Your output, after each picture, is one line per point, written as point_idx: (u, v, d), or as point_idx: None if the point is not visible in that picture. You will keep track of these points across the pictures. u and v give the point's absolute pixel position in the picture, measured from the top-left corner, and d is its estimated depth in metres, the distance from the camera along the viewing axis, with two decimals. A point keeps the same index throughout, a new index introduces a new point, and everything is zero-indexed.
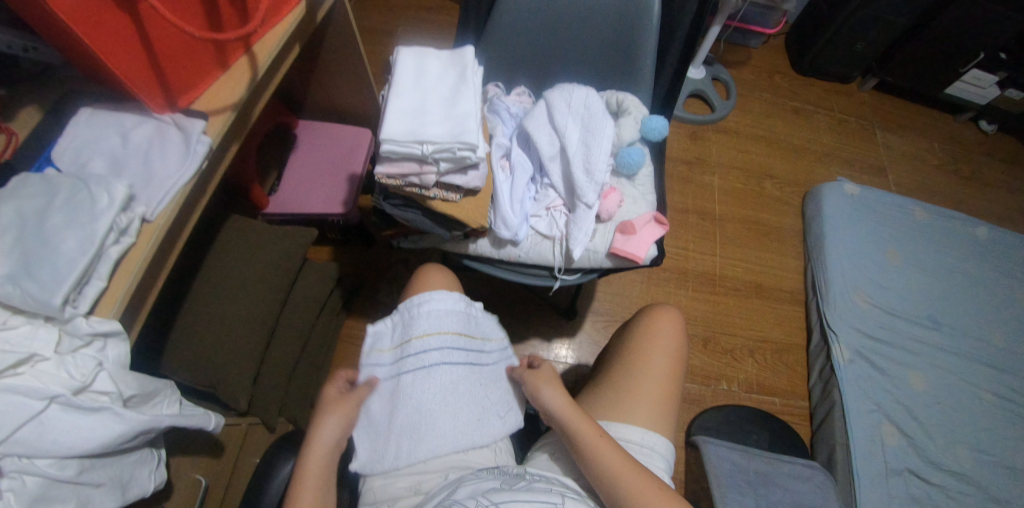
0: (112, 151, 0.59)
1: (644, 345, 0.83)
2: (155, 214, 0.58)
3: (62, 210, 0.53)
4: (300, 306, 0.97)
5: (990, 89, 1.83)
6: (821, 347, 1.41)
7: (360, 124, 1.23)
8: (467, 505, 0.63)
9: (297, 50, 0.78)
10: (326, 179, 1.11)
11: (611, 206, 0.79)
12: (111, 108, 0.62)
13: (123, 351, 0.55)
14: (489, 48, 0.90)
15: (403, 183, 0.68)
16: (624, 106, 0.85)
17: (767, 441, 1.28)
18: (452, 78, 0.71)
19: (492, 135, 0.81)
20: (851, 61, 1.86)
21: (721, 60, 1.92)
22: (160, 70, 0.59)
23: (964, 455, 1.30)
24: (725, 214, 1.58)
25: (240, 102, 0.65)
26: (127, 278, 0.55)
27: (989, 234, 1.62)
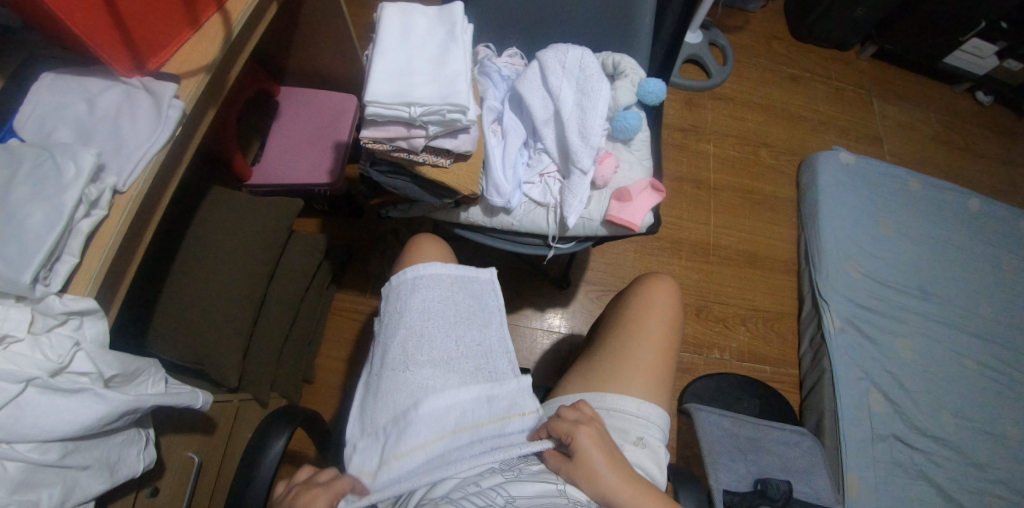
0: (78, 117, 0.55)
1: (640, 316, 0.82)
2: (128, 185, 0.54)
3: (26, 183, 0.49)
4: (288, 279, 0.94)
5: (989, 60, 1.79)
6: (812, 316, 1.42)
7: (345, 88, 1.18)
8: (459, 490, 0.62)
9: (274, 7, 0.73)
10: (310, 147, 1.07)
11: (606, 172, 0.77)
12: (75, 72, 0.58)
13: (101, 329, 0.53)
14: (479, 7, 0.86)
15: (390, 147, 0.65)
16: (621, 68, 0.82)
17: (758, 408, 1.30)
18: (440, 36, 0.67)
19: (483, 98, 0.77)
20: (851, 28, 1.81)
21: (718, 22, 1.86)
22: (126, 28, 0.54)
23: (948, 420, 1.33)
24: (720, 182, 1.55)
25: (215, 63, 0.61)
26: (101, 254, 0.52)
27: (982, 203, 1.62)
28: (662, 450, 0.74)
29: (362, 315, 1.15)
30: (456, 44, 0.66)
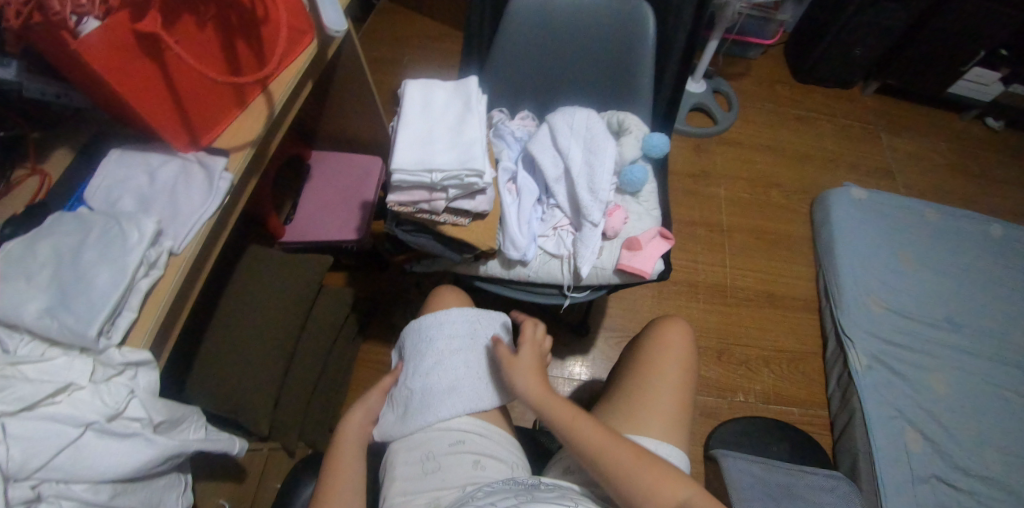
0: (140, 189, 0.63)
1: (656, 357, 0.84)
2: (182, 247, 0.61)
3: (96, 247, 0.56)
4: (317, 331, 0.99)
5: (993, 86, 1.86)
6: (838, 354, 1.40)
7: (371, 151, 1.28)
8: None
9: (309, 85, 0.82)
10: (339, 207, 1.15)
11: (617, 223, 0.81)
12: (140, 148, 0.66)
13: (154, 378, 0.59)
14: (490, 75, 0.94)
15: (414, 209, 0.70)
16: (625, 125, 0.88)
17: (788, 452, 1.26)
18: (458, 108, 0.74)
19: (498, 160, 0.84)
20: (852, 67, 1.88)
21: (721, 72, 1.94)
22: (184, 110, 0.62)
23: (993, 459, 1.28)
24: (733, 224, 1.58)
25: (258, 138, 0.69)
26: (156, 309, 0.59)
27: (1004, 232, 1.63)
28: None
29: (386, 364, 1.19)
30: (473, 115, 0.73)
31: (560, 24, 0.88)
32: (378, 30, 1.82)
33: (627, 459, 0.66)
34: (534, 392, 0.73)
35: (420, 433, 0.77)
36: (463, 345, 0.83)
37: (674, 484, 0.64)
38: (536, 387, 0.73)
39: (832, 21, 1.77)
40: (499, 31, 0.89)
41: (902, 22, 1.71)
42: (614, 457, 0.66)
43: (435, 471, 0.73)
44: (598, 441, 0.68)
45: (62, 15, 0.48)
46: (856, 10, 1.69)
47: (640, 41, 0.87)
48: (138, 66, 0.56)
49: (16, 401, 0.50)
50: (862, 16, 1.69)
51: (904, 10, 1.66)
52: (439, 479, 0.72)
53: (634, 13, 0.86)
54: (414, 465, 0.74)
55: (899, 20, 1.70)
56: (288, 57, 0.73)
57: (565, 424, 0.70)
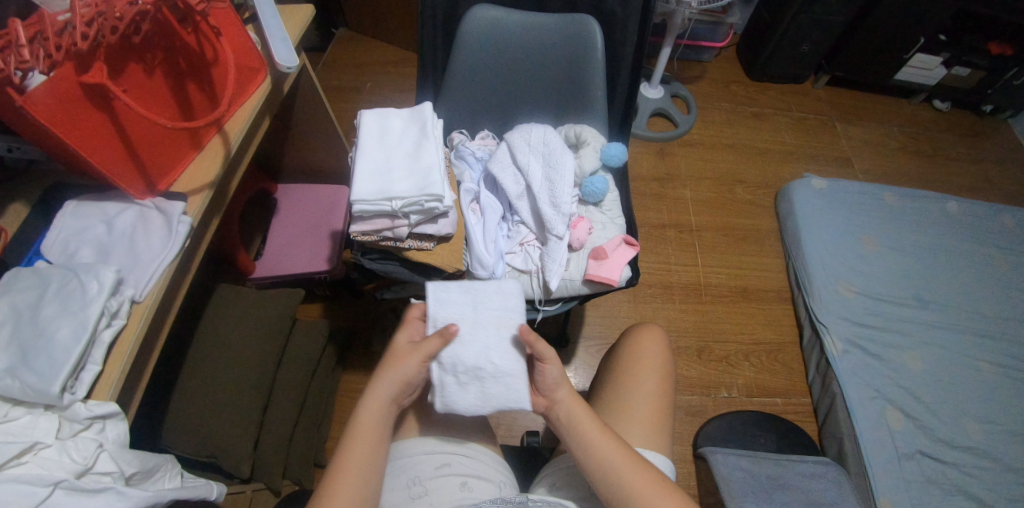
0: (98, 238, 0.62)
1: (631, 366, 0.85)
2: (144, 295, 0.60)
3: (54, 301, 0.55)
4: (295, 365, 0.98)
5: (937, 70, 1.94)
6: (814, 341, 1.43)
7: (337, 180, 1.28)
8: None
9: (267, 120, 0.83)
10: (309, 238, 1.15)
11: (581, 234, 0.83)
12: (96, 197, 0.65)
13: (123, 430, 0.58)
14: (447, 99, 0.96)
15: (377, 237, 0.71)
16: (583, 138, 0.90)
17: (774, 442, 1.28)
18: (414, 133, 0.76)
19: (460, 182, 0.85)
20: (801, 62, 1.95)
21: (678, 76, 2.00)
22: (138, 157, 0.62)
23: (972, 427, 1.32)
24: (702, 224, 1.62)
25: (217, 179, 0.69)
26: (121, 360, 0.58)
27: (959, 207, 1.70)
28: None
29: None
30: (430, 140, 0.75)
31: (511, 45, 0.91)
32: (338, 60, 1.83)
33: (640, 483, 0.66)
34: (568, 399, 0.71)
35: (403, 459, 0.77)
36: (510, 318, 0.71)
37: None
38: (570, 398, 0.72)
39: (778, 21, 1.84)
40: (454, 56, 0.91)
41: (843, 17, 1.79)
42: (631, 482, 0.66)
43: (422, 496, 0.72)
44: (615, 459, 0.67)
45: (6, 72, 0.48)
46: (800, 8, 1.76)
47: (590, 54, 0.90)
48: (88, 117, 0.56)
49: None
50: (805, 13, 1.77)
51: (844, 6, 1.74)
52: (427, 504, 0.72)
53: (581, 29, 0.89)
54: (400, 491, 0.74)
55: (840, 15, 1.77)
56: (241, 97, 0.73)
57: (586, 437, 0.69)
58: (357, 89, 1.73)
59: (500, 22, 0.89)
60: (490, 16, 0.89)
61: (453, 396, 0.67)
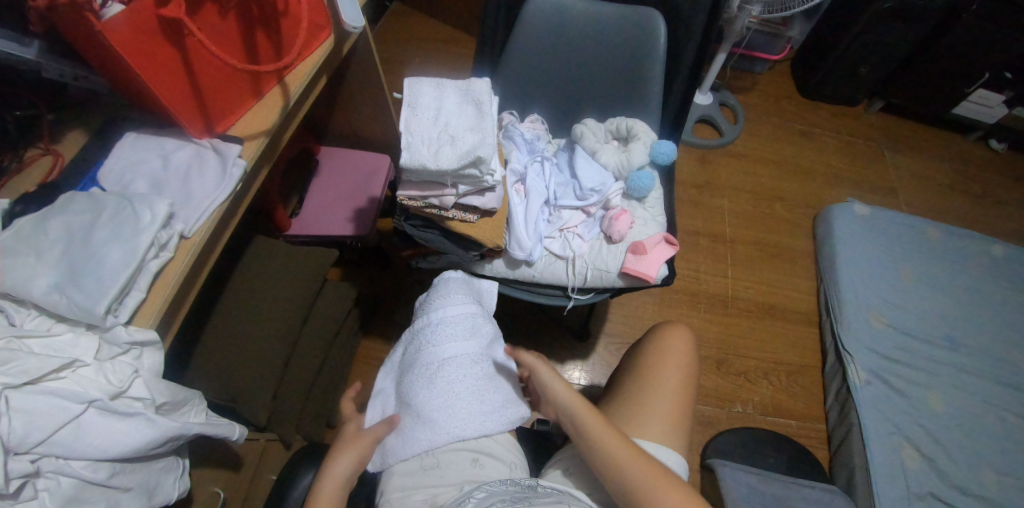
0: (153, 172, 0.63)
1: (655, 363, 0.84)
2: (193, 231, 0.62)
3: (108, 226, 0.56)
4: (319, 325, 0.99)
5: (998, 109, 1.85)
6: (837, 369, 1.40)
7: (378, 149, 1.29)
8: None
9: (323, 78, 0.83)
10: (347, 202, 1.16)
11: (622, 227, 0.84)
12: (153, 133, 0.66)
13: (158, 359, 0.59)
14: (503, 79, 0.95)
15: (423, 204, 0.73)
16: (634, 131, 0.91)
17: (784, 464, 1.26)
18: (470, 106, 0.72)
19: (507, 160, 0.86)
20: (857, 85, 1.89)
21: (728, 85, 1.96)
22: (201, 97, 0.63)
23: (991, 479, 1.27)
24: (735, 236, 1.59)
25: (272, 128, 0.69)
26: (162, 292, 0.59)
27: (1006, 253, 1.62)
28: None
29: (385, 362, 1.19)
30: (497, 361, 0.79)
31: (573, 35, 0.90)
32: (391, 32, 1.84)
33: (639, 477, 0.65)
34: (568, 399, 0.73)
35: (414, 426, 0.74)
36: (461, 105, 0.72)
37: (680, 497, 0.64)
38: (564, 390, 0.74)
39: (838, 40, 1.78)
40: (511, 39, 0.91)
41: (908, 42, 1.72)
42: (631, 470, 0.66)
43: (434, 467, 0.72)
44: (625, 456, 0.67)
45: None
46: (864, 28, 1.70)
47: (651, 50, 0.89)
48: (159, 51, 0.57)
49: (22, 373, 0.51)
50: (869, 34, 1.71)
51: (910, 30, 1.67)
52: (438, 476, 0.71)
53: (646, 20, 0.87)
54: (414, 460, 0.73)
55: (904, 40, 1.71)
56: (306, 51, 0.74)
57: (587, 420, 0.70)
58: (404, 62, 1.74)
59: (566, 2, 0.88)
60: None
61: (415, 144, 0.67)
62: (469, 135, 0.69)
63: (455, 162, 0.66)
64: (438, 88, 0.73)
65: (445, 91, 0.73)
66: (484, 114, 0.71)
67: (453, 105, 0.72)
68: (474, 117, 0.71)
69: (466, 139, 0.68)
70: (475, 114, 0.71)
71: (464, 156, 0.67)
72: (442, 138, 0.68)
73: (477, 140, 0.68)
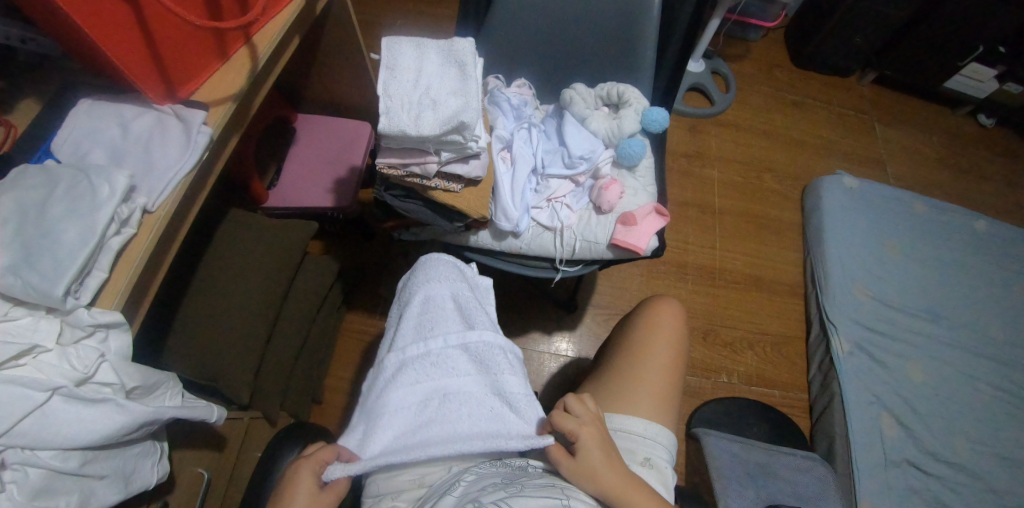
0: (112, 142, 0.58)
1: (645, 339, 0.83)
2: (156, 205, 0.57)
3: (63, 202, 0.52)
4: (300, 301, 0.96)
5: (988, 83, 1.83)
6: (821, 340, 1.41)
7: (359, 117, 1.23)
8: (483, 489, 0.62)
9: (296, 40, 0.78)
10: (326, 172, 1.11)
11: (612, 198, 0.82)
12: (110, 99, 0.61)
13: (125, 342, 0.55)
14: (490, 42, 0.90)
15: (403, 172, 0.69)
16: (625, 97, 0.88)
17: (767, 433, 1.28)
18: (453, 69, 0.68)
19: (492, 127, 0.82)
20: (850, 53, 1.85)
21: (720, 52, 1.91)
22: (160, 59, 0.58)
23: (964, 446, 1.31)
24: (724, 207, 1.58)
25: (240, 94, 0.65)
26: (127, 271, 0.55)
27: (989, 227, 1.64)
28: (668, 471, 0.74)
29: (369, 338, 1.16)
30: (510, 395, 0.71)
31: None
32: None
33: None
34: (598, 475, 0.65)
35: None
36: (443, 68, 0.68)
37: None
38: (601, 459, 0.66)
39: (833, 7, 1.74)
40: (497, 0, 0.85)
41: (903, 10, 1.68)
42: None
43: None
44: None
45: None
46: None
47: (644, 14, 0.85)
48: (109, 7, 0.51)
49: None
50: (865, 1, 1.66)
51: None
52: None
53: None
54: None
55: (900, 8, 1.67)
56: (273, 8, 0.69)
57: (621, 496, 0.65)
58: (385, 23, 1.66)
59: None
60: None
61: (393, 110, 0.63)
62: (452, 100, 0.65)
63: (436, 129, 0.63)
64: (419, 51, 0.69)
65: (426, 53, 0.69)
66: (468, 78, 0.67)
67: (435, 67, 0.68)
68: (457, 81, 0.67)
69: (449, 104, 0.64)
70: (459, 78, 0.67)
71: (446, 121, 0.62)
72: (424, 103, 0.64)
73: (460, 105, 0.64)
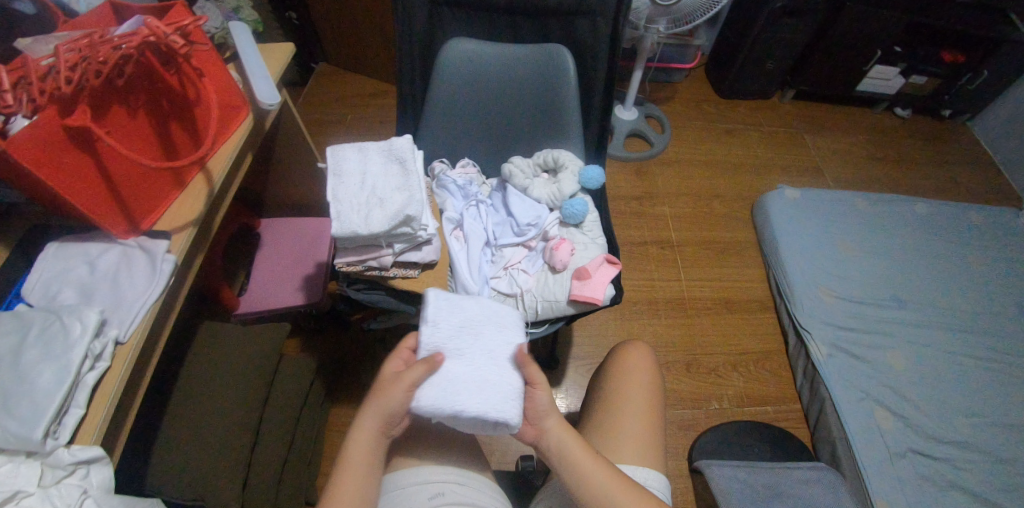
0: (80, 280, 0.61)
1: (618, 386, 0.85)
2: (128, 335, 0.60)
3: (37, 345, 0.54)
4: (281, 403, 0.96)
5: (895, 79, 2.02)
6: (800, 348, 1.45)
7: (320, 214, 1.29)
8: None
9: (248, 157, 0.83)
10: (293, 272, 1.15)
11: (564, 256, 0.87)
12: (75, 238, 0.65)
13: (107, 475, 0.56)
14: (430, 132, 1.00)
15: (361, 267, 0.73)
16: (561, 162, 0.95)
17: (768, 451, 1.28)
18: (395, 167, 0.74)
19: (442, 210, 0.89)
20: (767, 79, 2.02)
21: (651, 97, 2.06)
22: (122, 198, 0.62)
23: (960, 423, 1.33)
24: (682, 239, 1.65)
25: (201, 217, 0.69)
26: (105, 403, 0.57)
27: (928, 209, 1.75)
28: None
29: None
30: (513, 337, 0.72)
31: (488, 81, 0.95)
32: (318, 95, 1.86)
33: None
34: (563, 442, 0.70)
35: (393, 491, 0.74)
36: (385, 167, 0.74)
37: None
38: (560, 425, 0.71)
39: (742, 40, 1.91)
40: (430, 93, 0.96)
41: (802, 34, 1.86)
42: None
43: None
44: None
45: None
46: (761, 27, 1.83)
47: (563, 83, 0.94)
48: (69, 160, 0.56)
49: None
50: (767, 32, 1.84)
51: (802, 24, 1.82)
52: None
53: (553, 56, 0.92)
54: None
55: (799, 33, 1.85)
56: (223, 134, 0.74)
57: (588, 467, 0.68)
58: (336, 122, 1.77)
59: (476, 51, 0.93)
60: (464, 48, 0.93)
61: (343, 214, 0.68)
62: (397, 196, 0.71)
63: (384, 226, 0.68)
64: (361, 154, 0.75)
65: (368, 156, 0.75)
66: (410, 173, 0.73)
67: (378, 168, 0.74)
68: (399, 177, 0.73)
69: (394, 200, 0.70)
70: (401, 174, 0.73)
71: (393, 218, 0.68)
72: (371, 203, 0.70)
73: (405, 199, 0.70)
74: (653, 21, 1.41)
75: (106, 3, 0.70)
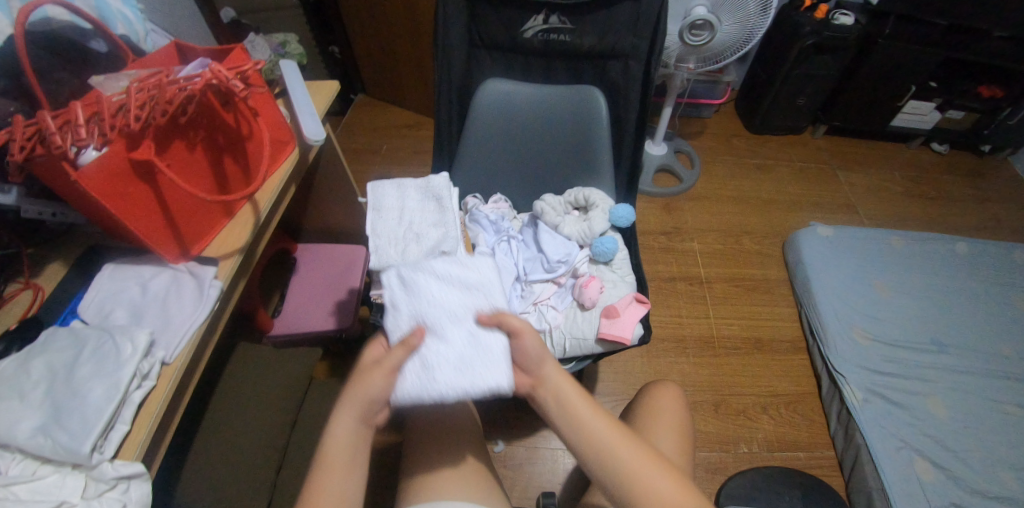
0: (132, 301, 0.65)
1: (648, 423, 0.85)
2: (174, 357, 0.63)
3: (91, 361, 0.58)
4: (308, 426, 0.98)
5: (932, 114, 1.98)
6: (833, 391, 1.40)
7: (353, 241, 1.33)
8: None
9: (292, 188, 0.88)
10: (326, 295, 1.18)
11: (593, 293, 0.88)
12: (131, 261, 0.69)
13: (146, 490, 0.58)
14: (464, 167, 1.04)
15: None
16: (591, 200, 0.98)
17: (800, 499, 1.23)
18: (432, 203, 0.77)
19: (475, 244, 0.90)
20: (798, 116, 2.02)
21: (680, 132, 2.07)
22: (175, 225, 0.66)
23: (1008, 477, 1.26)
24: (711, 276, 1.64)
25: (246, 244, 0.73)
26: (147, 421, 0.60)
27: (969, 249, 1.69)
28: None
29: (379, 453, 1.16)
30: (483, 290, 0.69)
31: (521, 118, 0.99)
32: (356, 125, 1.94)
33: (638, 464, 0.64)
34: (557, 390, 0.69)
35: None
36: (423, 204, 0.77)
37: (676, 484, 0.63)
38: (557, 373, 0.69)
39: (773, 77, 1.92)
40: (466, 131, 1.00)
41: (834, 72, 1.86)
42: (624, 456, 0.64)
43: None
44: (647, 480, 0.63)
45: (63, 148, 0.53)
46: (793, 64, 1.83)
47: (595, 122, 0.97)
48: (132, 189, 0.60)
49: None
50: (799, 69, 1.84)
51: (834, 62, 1.81)
52: None
53: (585, 97, 0.96)
54: None
55: (831, 70, 1.84)
56: (272, 166, 0.79)
57: (581, 418, 0.67)
58: (372, 151, 1.83)
59: (510, 90, 0.97)
60: (499, 88, 0.97)
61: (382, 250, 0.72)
62: (433, 233, 0.73)
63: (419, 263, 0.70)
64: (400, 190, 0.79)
65: (405, 192, 0.78)
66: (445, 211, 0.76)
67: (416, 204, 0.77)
68: (435, 214, 0.76)
69: (429, 237, 0.73)
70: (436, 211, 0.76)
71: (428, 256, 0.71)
72: (409, 241, 0.73)
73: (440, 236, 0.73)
74: (684, 59, 1.44)
75: (172, 44, 0.76)
